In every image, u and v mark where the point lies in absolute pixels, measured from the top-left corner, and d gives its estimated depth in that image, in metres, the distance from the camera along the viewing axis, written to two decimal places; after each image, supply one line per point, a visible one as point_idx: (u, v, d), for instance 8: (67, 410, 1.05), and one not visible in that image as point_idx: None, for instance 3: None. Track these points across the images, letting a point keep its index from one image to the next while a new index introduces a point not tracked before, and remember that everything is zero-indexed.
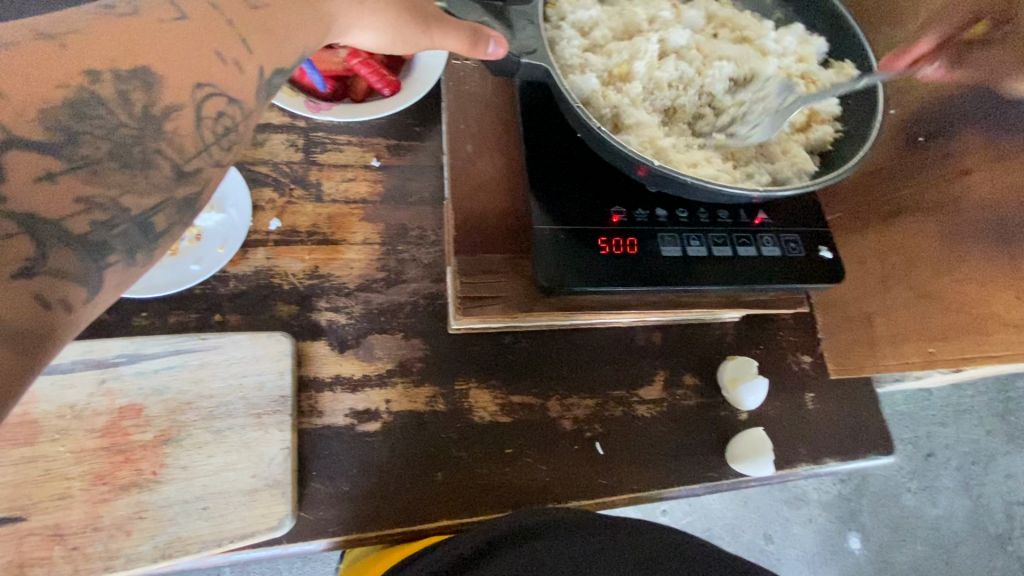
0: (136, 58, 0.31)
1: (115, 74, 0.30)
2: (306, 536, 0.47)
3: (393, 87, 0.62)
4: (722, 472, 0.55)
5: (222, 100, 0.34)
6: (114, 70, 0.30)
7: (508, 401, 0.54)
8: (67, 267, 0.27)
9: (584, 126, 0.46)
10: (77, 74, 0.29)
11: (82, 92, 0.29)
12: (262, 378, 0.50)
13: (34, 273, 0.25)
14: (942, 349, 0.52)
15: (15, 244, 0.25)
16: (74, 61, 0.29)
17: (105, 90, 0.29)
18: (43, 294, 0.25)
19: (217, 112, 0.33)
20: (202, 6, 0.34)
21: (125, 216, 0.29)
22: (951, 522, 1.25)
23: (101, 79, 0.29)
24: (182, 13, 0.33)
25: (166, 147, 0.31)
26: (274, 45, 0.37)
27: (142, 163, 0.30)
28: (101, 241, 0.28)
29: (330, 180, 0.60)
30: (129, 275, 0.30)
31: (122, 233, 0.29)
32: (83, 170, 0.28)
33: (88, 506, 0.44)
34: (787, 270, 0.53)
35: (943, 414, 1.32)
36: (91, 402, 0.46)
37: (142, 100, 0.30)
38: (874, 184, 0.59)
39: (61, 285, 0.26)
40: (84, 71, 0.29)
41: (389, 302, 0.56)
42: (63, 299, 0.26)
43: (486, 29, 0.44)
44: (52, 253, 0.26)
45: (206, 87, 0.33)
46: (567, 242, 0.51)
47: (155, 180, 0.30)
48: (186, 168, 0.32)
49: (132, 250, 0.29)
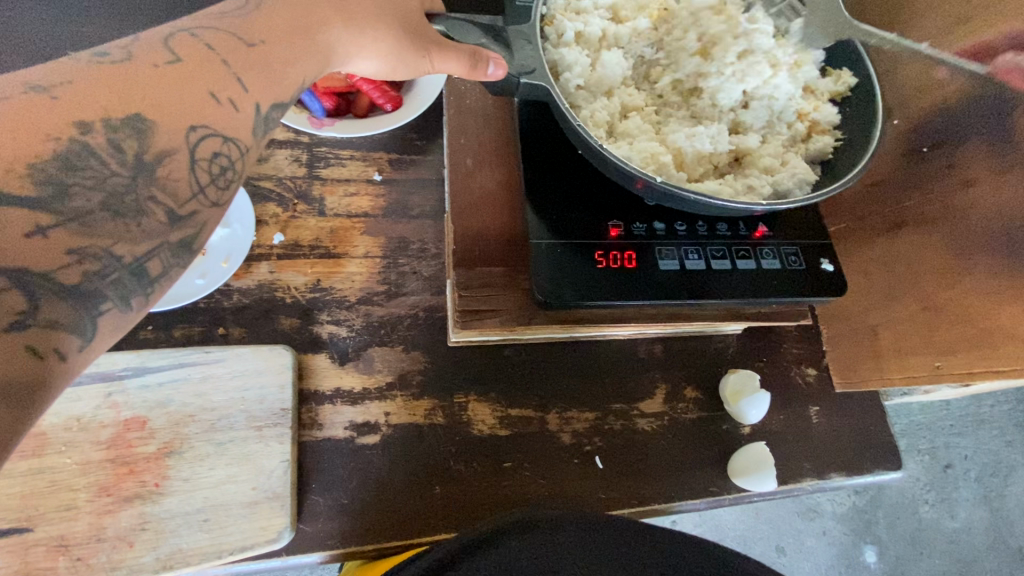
0: (128, 104, 0.32)
1: (107, 124, 0.31)
2: (305, 549, 0.47)
3: (395, 103, 0.63)
4: (724, 486, 0.55)
5: (217, 140, 0.34)
6: (105, 119, 0.31)
7: (507, 414, 0.55)
8: (59, 317, 0.27)
9: (585, 143, 0.46)
10: (68, 126, 0.30)
11: (73, 144, 0.30)
12: (263, 391, 0.50)
13: (26, 326, 0.26)
14: (949, 362, 0.51)
15: (7, 298, 0.26)
16: (64, 112, 0.30)
17: (98, 141, 0.30)
18: (35, 347, 0.26)
19: (213, 152, 0.34)
20: (197, 48, 0.35)
21: (117, 263, 0.30)
22: (970, 536, 1.21)
23: (93, 129, 0.30)
24: (176, 55, 0.34)
25: (159, 193, 0.32)
26: (270, 80, 0.38)
27: (136, 211, 0.31)
28: (93, 290, 0.29)
29: (333, 195, 0.61)
30: (124, 319, 0.30)
31: (115, 281, 0.29)
32: (74, 222, 0.29)
33: (92, 517, 0.45)
34: (787, 284, 0.52)
35: (962, 424, 1.29)
36: (97, 414, 0.47)
37: (134, 148, 0.31)
38: (879, 195, 0.58)
39: (53, 336, 0.27)
40: (76, 123, 0.30)
41: (390, 315, 0.57)
42: (55, 349, 0.27)
43: (484, 51, 0.45)
44: (45, 305, 0.27)
45: (200, 129, 0.34)
46: (565, 256, 0.51)
47: (148, 228, 0.31)
48: (181, 213, 0.33)
49: (126, 297, 0.30)
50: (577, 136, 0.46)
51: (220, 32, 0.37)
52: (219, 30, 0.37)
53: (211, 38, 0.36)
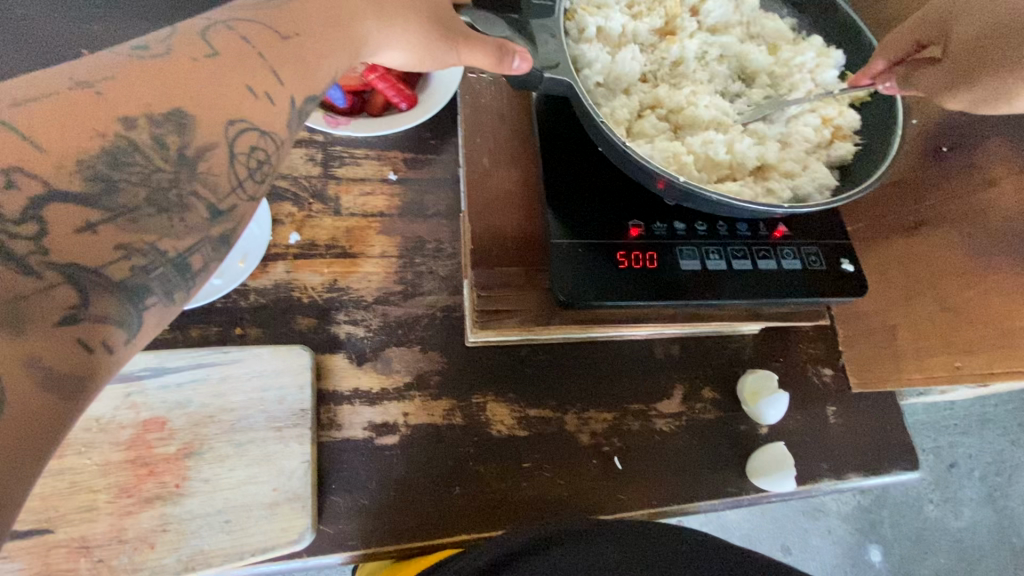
0: (171, 99, 0.31)
1: (150, 120, 0.30)
2: (325, 550, 0.47)
3: (410, 101, 0.63)
4: (742, 487, 0.54)
5: (255, 133, 0.33)
6: (148, 114, 0.30)
7: (526, 415, 0.54)
8: (107, 312, 0.26)
9: (608, 142, 0.46)
10: (111, 122, 0.29)
11: (118, 140, 0.29)
12: (282, 392, 0.50)
13: (76, 320, 0.26)
14: (970, 362, 0.51)
15: (59, 292, 0.25)
16: (110, 107, 0.29)
17: (141, 137, 0.29)
18: (84, 341, 0.25)
19: (251, 147, 0.33)
20: (233, 41, 0.34)
21: (163, 259, 0.29)
22: (975, 536, 1.22)
23: (137, 125, 0.29)
24: (213, 48, 0.33)
25: (201, 189, 0.31)
26: (304, 73, 0.36)
27: (179, 206, 0.30)
28: (139, 283, 0.28)
29: (348, 194, 0.60)
30: (169, 313, 0.30)
31: (160, 276, 0.29)
32: (121, 218, 0.28)
33: (113, 518, 0.44)
34: (808, 284, 0.52)
35: (966, 423, 1.29)
36: (116, 415, 0.47)
37: (176, 143, 0.30)
38: (897, 195, 0.58)
39: (101, 330, 0.26)
40: (120, 118, 0.29)
41: (406, 315, 0.56)
42: (103, 343, 0.26)
43: (511, 44, 0.44)
44: (95, 299, 0.26)
45: (238, 123, 0.32)
46: (585, 256, 0.51)
47: (190, 222, 0.30)
48: (221, 208, 0.31)
49: (170, 291, 0.29)
50: (602, 135, 0.46)
51: (256, 25, 0.36)
52: (254, 23, 0.36)
53: (246, 31, 0.35)
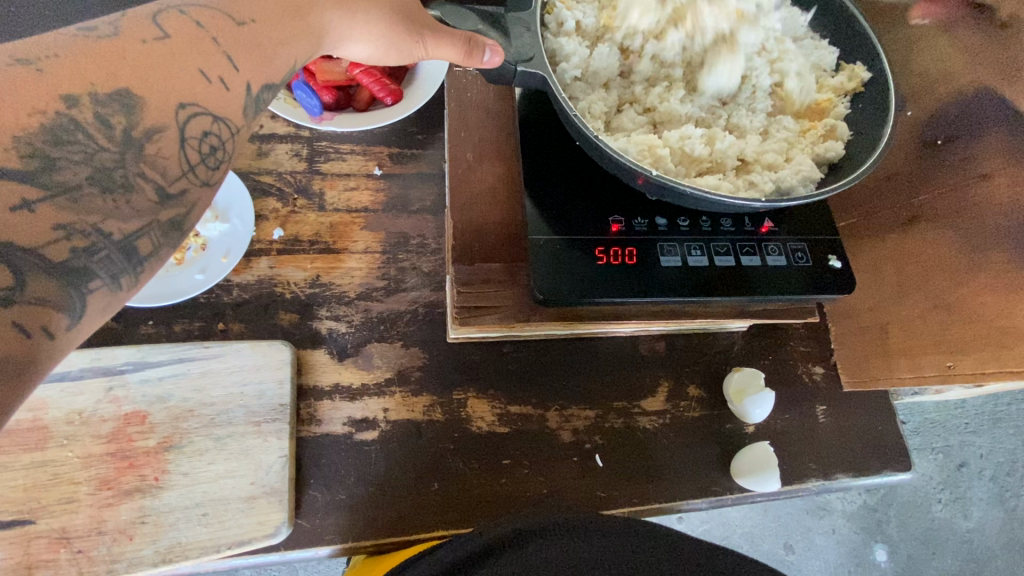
0: (117, 80, 0.32)
1: (93, 98, 0.31)
2: (303, 544, 0.47)
3: (395, 96, 0.62)
4: (727, 486, 0.54)
5: (207, 118, 0.35)
6: (92, 94, 0.31)
7: (506, 411, 0.54)
8: (46, 295, 0.27)
9: (583, 135, 0.45)
10: (54, 100, 0.30)
11: (59, 118, 0.30)
12: (262, 387, 0.50)
13: (12, 302, 0.26)
14: (961, 362, 0.50)
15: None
16: (53, 86, 0.30)
17: (84, 115, 0.30)
18: (22, 324, 0.26)
19: (203, 131, 0.35)
20: (186, 26, 0.35)
21: (106, 241, 0.29)
22: (984, 536, 1.19)
23: (79, 104, 0.30)
24: (164, 32, 0.34)
25: (149, 171, 0.32)
26: (260, 61, 0.38)
27: (124, 187, 0.31)
28: (81, 267, 0.29)
29: (333, 189, 0.60)
30: (115, 299, 0.31)
31: (104, 259, 0.29)
32: (61, 196, 0.29)
33: (93, 510, 0.45)
34: (793, 280, 0.51)
35: (977, 422, 1.26)
36: (98, 408, 0.48)
37: (122, 123, 0.31)
38: (892, 188, 0.56)
39: (40, 312, 0.27)
40: (62, 97, 0.30)
41: (389, 311, 0.56)
42: (43, 327, 0.27)
43: (481, 37, 0.44)
44: (32, 282, 0.27)
45: (190, 107, 0.34)
46: (564, 252, 0.50)
47: (137, 205, 0.31)
48: (170, 191, 0.33)
49: (115, 276, 0.30)
50: (576, 129, 0.45)
51: (209, 10, 0.37)
52: (207, 7, 0.37)
53: (199, 15, 0.36)
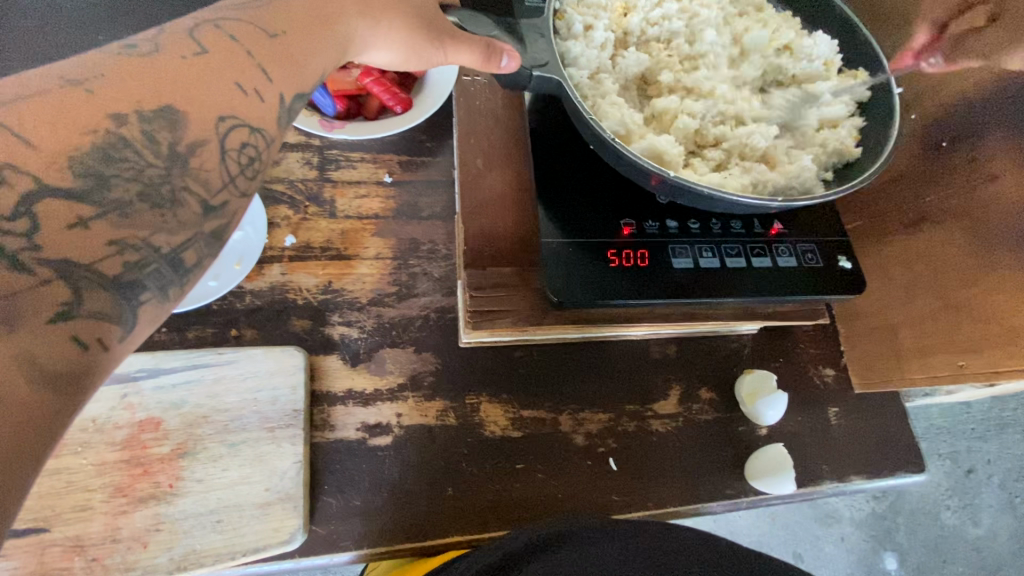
0: (160, 96, 0.32)
1: (140, 116, 0.31)
2: (317, 551, 0.47)
3: (405, 104, 0.63)
4: (741, 489, 0.53)
5: (244, 130, 0.35)
6: (139, 111, 0.31)
7: (519, 416, 0.54)
8: (102, 308, 0.27)
9: (598, 138, 0.46)
10: (104, 119, 0.30)
11: (110, 135, 0.30)
12: (276, 393, 0.50)
13: (70, 317, 0.27)
14: (973, 362, 0.50)
15: (53, 289, 0.26)
16: (102, 105, 0.31)
17: (133, 132, 0.31)
18: (78, 338, 0.26)
19: (241, 143, 0.35)
20: (222, 39, 0.36)
21: (156, 254, 0.30)
22: (995, 543, 1.18)
23: (127, 121, 0.31)
24: (201, 47, 0.35)
25: (193, 184, 0.32)
26: (292, 72, 0.38)
27: (171, 201, 0.31)
28: (134, 281, 0.29)
29: (344, 197, 0.61)
30: (165, 309, 0.31)
31: (154, 271, 0.29)
32: (113, 213, 0.29)
33: (107, 517, 0.45)
34: (806, 281, 0.51)
35: (984, 428, 1.26)
36: (112, 415, 0.48)
37: (168, 138, 0.32)
38: (898, 190, 0.57)
39: (96, 326, 0.27)
40: (112, 117, 0.31)
41: (400, 316, 0.56)
42: (99, 339, 0.27)
43: (499, 42, 0.45)
44: (87, 296, 0.27)
45: (229, 119, 0.35)
46: (576, 254, 0.51)
47: (183, 218, 0.31)
48: (213, 203, 0.33)
49: (164, 287, 0.30)
50: (592, 133, 0.46)
51: (244, 25, 0.38)
52: (242, 23, 0.38)
53: (235, 30, 0.37)
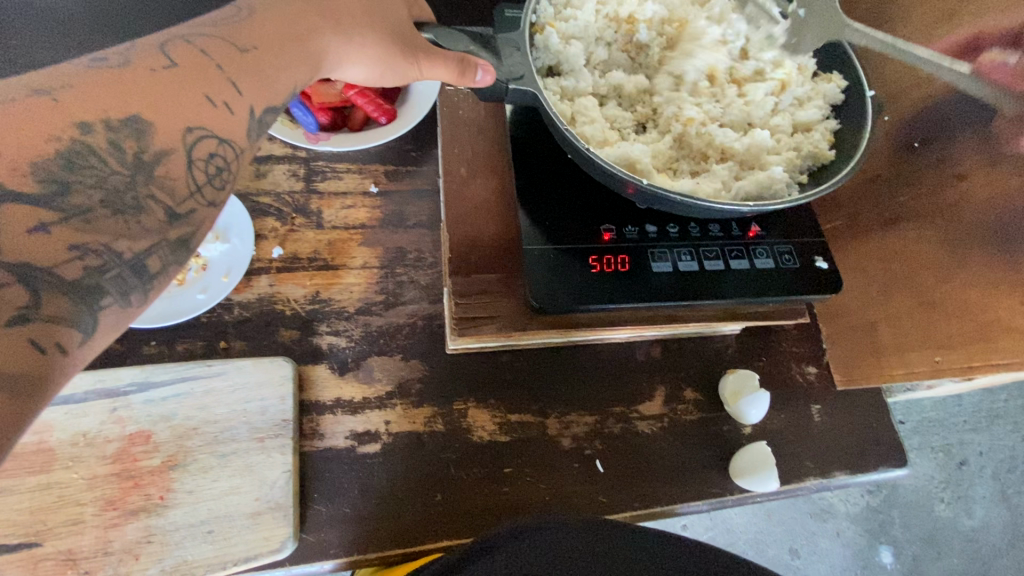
0: (127, 107, 0.33)
1: (107, 125, 0.32)
2: (308, 559, 0.48)
3: (388, 116, 0.64)
4: (726, 488, 0.54)
5: (213, 141, 0.36)
6: (105, 120, 0.32)
7: (507, 420, 0.55)
8: (60, 312, 0.28)
9: (572, 147, 0.47)
10: (69, 127, 0.31)
11: (75, 143, 0.31)
12: (264, 403, 0.51)
13: (28, 320, 0.27)
14: (949, 357, 0.51)
15: (11, 292, 0.27)
16: (68, 113, 0.32)
17: (98, 141, 0.32)
18: (36, 341, 0.27)
19: (209, 154, 0.36)
20: (192, 55, 0.37)
21: (118, 260, 0.30)
22: (988, 534, 1.19)
23: (93, 131, 0.32)
24: (171, 61, 0.36)
25: (158, 192, 0.33)
26: (262, 84, 0.39)
27: (135, 208, 0.32)
28: (94, 285, 0.29)
29: (330, 208, 0.62)
30: (126, 316, 0.31)
31: (115, 276, 0.30)
32: (76, 219, 0.30)
33: (99, 531, 0.45)
34: (782, 281, 0.52)
35: (975, 420, 1.27)
36: (102, 429, 0.48)
37: (134, 147, 0.33)
38: (872, 192, 0.59)
39: (54, 330, 0.28)
40: (76, 124, 0.32)
41: (388, 325, 0.57)
42: (57, 343, 0.27)
43: (472, 57, 0.46)
44: (47, 301, 0.28)
45: (197, 131, 0.35)
46: (557, 260, 0.52)
47: (147, 225, 0.32)
48: (179, 211, 0.34)
49: (125, 293, 0.31)
50: (567, 142, 0.47)
51: (215, 40, 0.39)
52: (213, 37, 0.39)
53: (206, 45, 0.38)
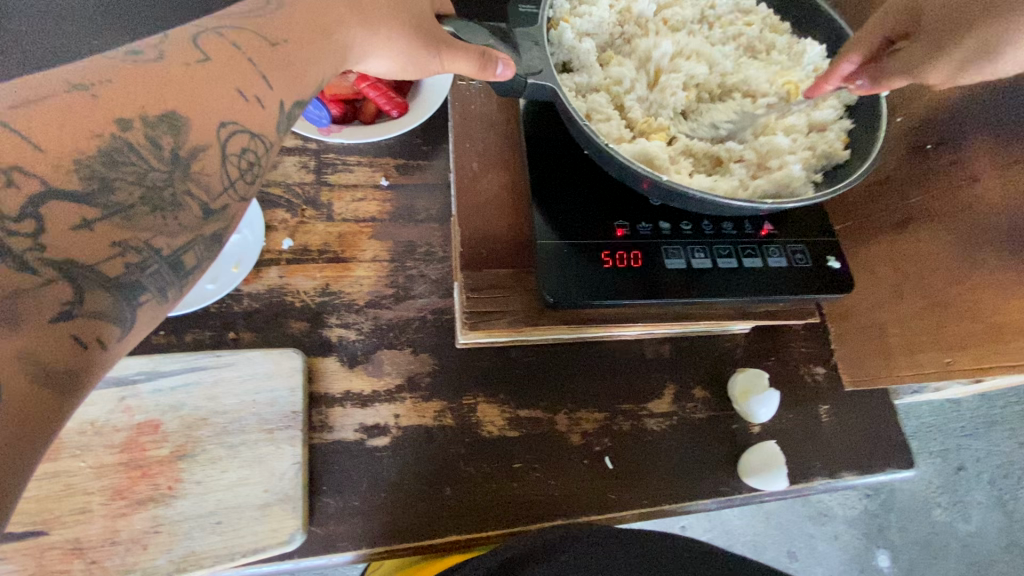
0: (164, 102, 0.33)
1: (144, 121, 0.32)
2: (316, 552, 0.47)
3: (401, 109, 0.63)
4: (734, 486, 0.54)
5: (245, 136, 0.36)
6: (143, 117, 0.32)
7: (516, 415, 0.55)
8: (102, 307, 0.28)
9: (591, 143, 0.47)
10: (109, 123, 0.31)
11: (115, 141, 0.31)
12: (275, 394, 0.51)
13: (72, 315, 0.27)
14: (959, 359, 0.51)
15: (54, 289, 0.27)
16: (106, 110, 0.31)
17: (136, 137, 0.31)
18: (79, 336, 0.27)
19: (242, 148, 0.35)
20: (224, 47, 0.37)
21: (157, 256, 0.30)
22: (985, 540, 1.20)
23: (131, 126, 0.31)
24: (205, 54, 0.36)
25: (195, 188, 0.33)
26: (291, 79, 0.39)
27: (173, 204, 0.32)
28: (135, 282, 0.29)
29: (340, 201, 0.61)
30: (161, 310, 0.31)
31: (154, 273, 0.30)
32: (117, 216, 0.30)
33: (107, 520, 0.45)
34: (795, 281, 0.52)
35: (973, 426, 1.27)
36: (111, 418, 0.48)
37: (171, 144, 0.32)
38: (883, 193, 0.59)
39: (95, 325, 0.28)
40: (116, 120, 0.31)
41: (397, 318, 0.57)
42: (98, 338, 0.28)
43: (495, 51, 0.45)
44: (90, 296, 0.28)
45: (231, 125, 0.35)
46: (571, 255, 0.52)
47: (184, 221, 0.32)
48: (213, 207, 0.33)
49: (163, 289, 0.31)
50: (585, 137, 0.47)
51: (246, 33, 0.38)
52: (244, 30, 0.38)
53: (236, 37, 0.38)
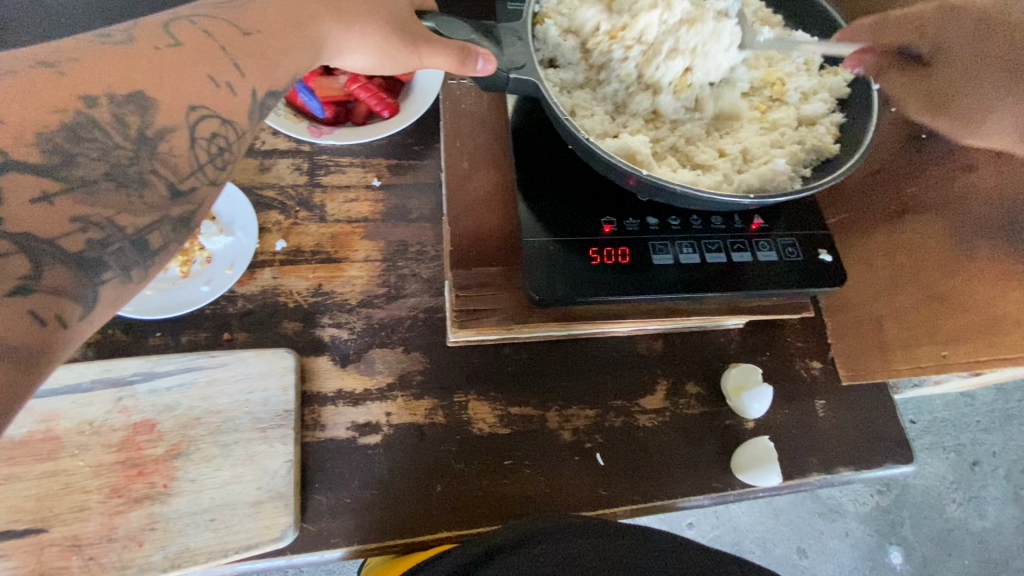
0: (132, 83, 0.34)
1: (111, 99, 0.33)
2: (308, 548, 0.48)
3: (391, 109, 0.64)
4: (728, 482, 0.54)
5: (216, 121, 0.37)
6: (110, 95, 0.33)
7: (507, 413, 0.55)
8: (62, 284, 0.28)
9: (574, 139, 0.47)
10: (74, 99, 0.32)
11: (79, 116, 0.31)
12: (267, 394, 0.52)
13: (30, 290, 0.27)
14: (956, 351, 0.50)
15: (12, 263, 0.27)
16: (72, 86, 0.32)
17: (102, 114, 0.32)
18: (38, 312, 0.27)
19: (211, 133, 0.36)
20: (196, 34, 0.37)
21: (120, 234, 0.31)
22: (1000, 535, 1.17)
23: (97, 104, 0.32)
24: (176, 40, 0.37)
25: (161, 167, 0.34)
26: (266, 68, 0.40)
27: (139, 182, 0.33)
28: (96, 259, 0.30)
29: (333, 201, 0.62)
30: (126, 291, 0.32)
31: (117, 251, 0.31)
32: (80, 190, 0.30)
33: (104, 517, 0.46)
34: (785, 274, 0.52)
35: (988, 420, 1.25)
36: (108, 418, 0.49)
37: (138, 123, 0.33)
38: (879, 183, 0.58)
39: (56, 302, 0.28)
40: (81, 97, 0.32)
41: (389, 317, 0.58)
42: (58, 315, 0.28)
43: (474, 46, 0.46)
44: (48, 271, 0.28)
45: (200, 109, 0.36)
46: (558, 252, 0.52)
47: (149, 201, 0.33)
48: (180, 188, 0.34)
49: (126, 268, 0.31)
50: (568, 133, 0.47)
51: (218, 23, 0.39)
52: (217, 20, 0.39)
53: (209, 25, 0.39)
